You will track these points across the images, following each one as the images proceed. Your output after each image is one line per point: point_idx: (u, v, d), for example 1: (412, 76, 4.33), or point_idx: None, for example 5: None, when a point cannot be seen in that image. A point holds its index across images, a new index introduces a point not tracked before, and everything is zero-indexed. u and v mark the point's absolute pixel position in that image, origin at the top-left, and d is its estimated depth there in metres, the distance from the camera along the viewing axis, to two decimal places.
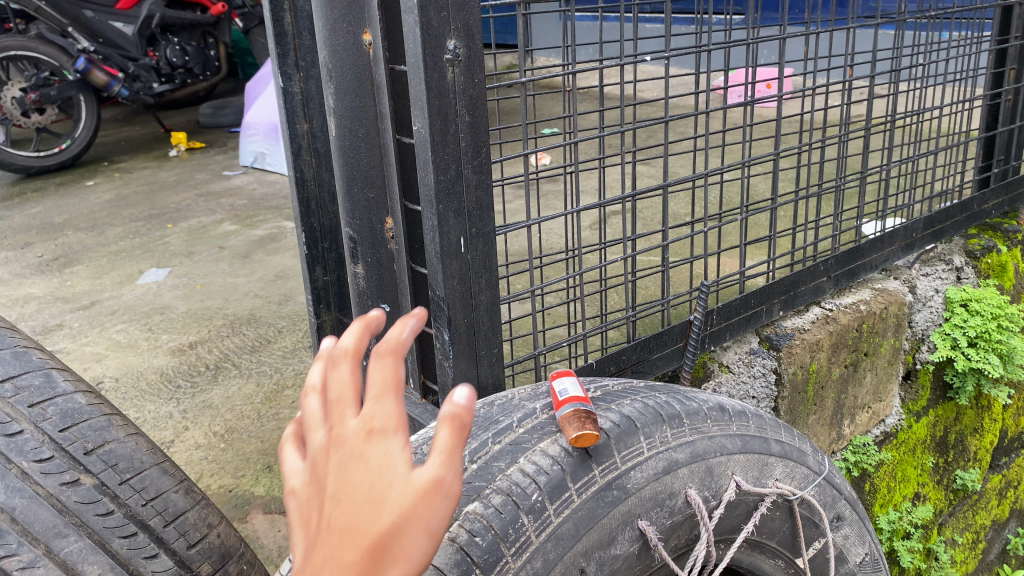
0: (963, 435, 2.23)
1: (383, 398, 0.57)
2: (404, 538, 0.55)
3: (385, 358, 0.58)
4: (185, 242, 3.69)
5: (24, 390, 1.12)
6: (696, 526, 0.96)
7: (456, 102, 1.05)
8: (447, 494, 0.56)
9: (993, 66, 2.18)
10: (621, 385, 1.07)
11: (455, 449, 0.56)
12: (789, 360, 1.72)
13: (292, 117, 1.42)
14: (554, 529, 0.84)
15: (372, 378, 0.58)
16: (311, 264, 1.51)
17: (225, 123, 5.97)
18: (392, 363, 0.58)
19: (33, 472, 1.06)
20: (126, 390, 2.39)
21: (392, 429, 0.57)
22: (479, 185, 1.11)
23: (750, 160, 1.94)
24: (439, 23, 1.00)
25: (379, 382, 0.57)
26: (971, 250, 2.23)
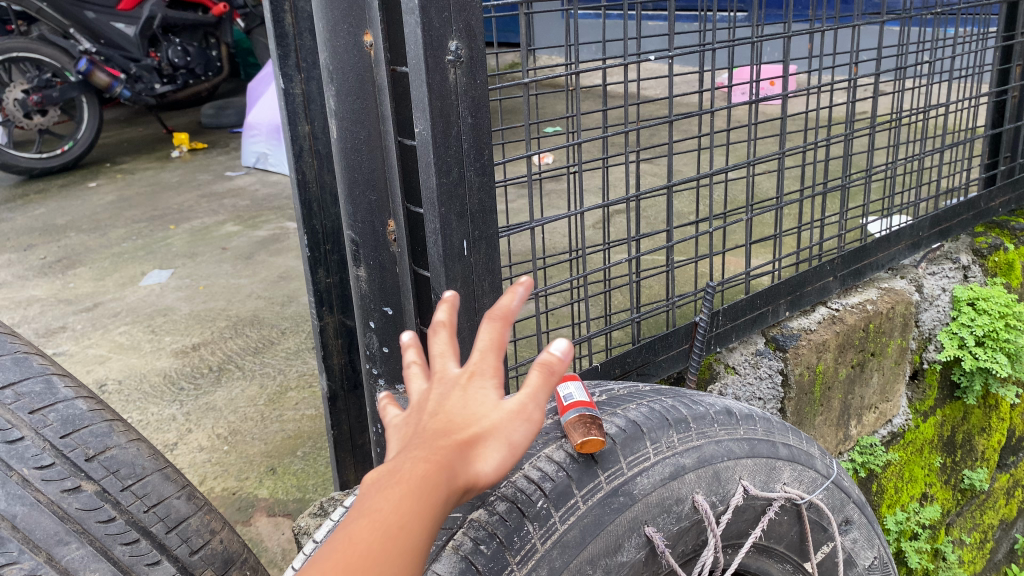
0: (970, 434, 2.21)
1: (487, 347, 0.69)
2: (491, 448, 0.66)
3: (495, 319, 0.70)
4: (187, 243, 3.69)
5: (24, 396, 1.11)
6: (703, 532, 0.95)
7: (458, 104, 1.04)
8: (529, 424, 0.68)
9: (999, 62, 2.16)
10: (627, 389, 1.06)
11: (542, 392, 0.69)
12: (796, 361, 1.70)
13: (294, 119, 1.41)
14: (559, 537, 0.83)
15: (478, 334, 0.70)
16: (313, 267, 1.50)
17: (227, 124, 5.96)
18: (500, 322, 0.70)
19: (34, 479, 1.05)
20: (129, 393, 2.39)
21: (491, 370, 0.69)
22: (481, 187, 1.10)
23: (755, 159, 1.92)
24: (440, 23, 0.99)
25: (485, 338, 0.69)
26: (978, 249, 2.21)
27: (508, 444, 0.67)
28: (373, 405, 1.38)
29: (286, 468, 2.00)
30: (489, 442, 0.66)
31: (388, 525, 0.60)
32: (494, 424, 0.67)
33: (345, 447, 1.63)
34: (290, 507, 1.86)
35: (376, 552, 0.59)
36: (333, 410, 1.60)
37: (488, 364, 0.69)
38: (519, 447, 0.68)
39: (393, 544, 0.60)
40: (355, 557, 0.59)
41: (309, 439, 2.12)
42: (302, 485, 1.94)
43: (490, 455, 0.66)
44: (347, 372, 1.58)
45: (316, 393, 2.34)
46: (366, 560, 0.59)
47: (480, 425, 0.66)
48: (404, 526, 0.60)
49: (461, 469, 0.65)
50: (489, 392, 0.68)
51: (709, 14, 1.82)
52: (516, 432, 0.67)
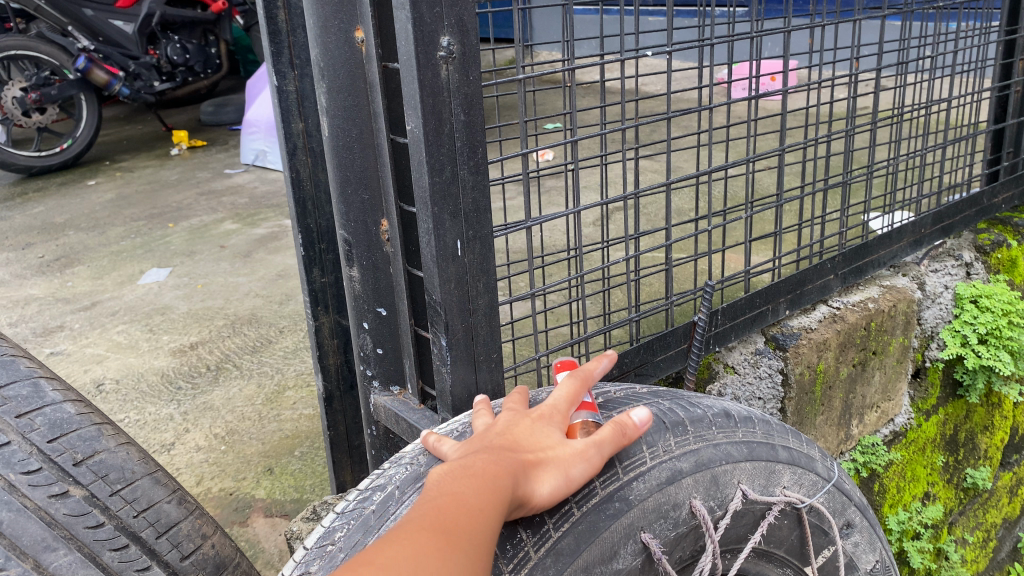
0: (973, 433, 2.19)
1: (563, 398, 0.87)
2: (552, 474, 0.79)
3: (578, 377, 0.91)
4: (186, 241, 3.67)
5: (11, 400, 1.09)
6: (701, 537, 0.94)
7: (450, 101, 1.02)
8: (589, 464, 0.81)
9: (1001, 57, 2.13)
10: (624, 392, 1.05)
11: (609, 444, 0.83)
12: (796, 360, 1.68)
13: (288, 117, 1.39)
14: (553, 544, 0.81)
15: (557, 388, 0.89)
16: (308, 266, 1.48)
17: (226, 121, 5.94)
18: (579, 381, 0.90)
19: (20, 484, 1.03)
20: (127, 392, 2.37)
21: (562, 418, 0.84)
22: (475, 186, 1.08)
23: (755, 155, 1.88)
24: (432, 19, 0.97)
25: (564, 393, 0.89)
26: (981, 246, 2.19)
27: (566, 477, 0.80)
28: (368, 407, 1.37)
29: (283, 468, 1.99)
30: (552, 465, 0.79)
31: (470, 502, 0.70)
32: (558, 451, 0.81)
33: (341, 448, 1.61)
34: (287, 508, 1.84)
35: (461, 524, 0.68)
36: (330, 411, 1.58)
37: (560, 413, 0.86)
38: (574, 483, 0.80)
39: (475, 517, 0.69)
40: (444, 523, 0.67)
41: (307, 439, 2.10)
42: (299, 485, 1.92)
43: (550, 478, 0.79)
44: (342, 372, 1.56)
45: (314, 392, 2.32)
46: (453, 527, 0.67)
47: (547, 452, 0.80)
48: (483, 509, 0.70)
49: (526, 482, 0.76)
50: (558, 432, 0.83)
51: (707, 8, 1.79)
52: (575, 468, 0.80)
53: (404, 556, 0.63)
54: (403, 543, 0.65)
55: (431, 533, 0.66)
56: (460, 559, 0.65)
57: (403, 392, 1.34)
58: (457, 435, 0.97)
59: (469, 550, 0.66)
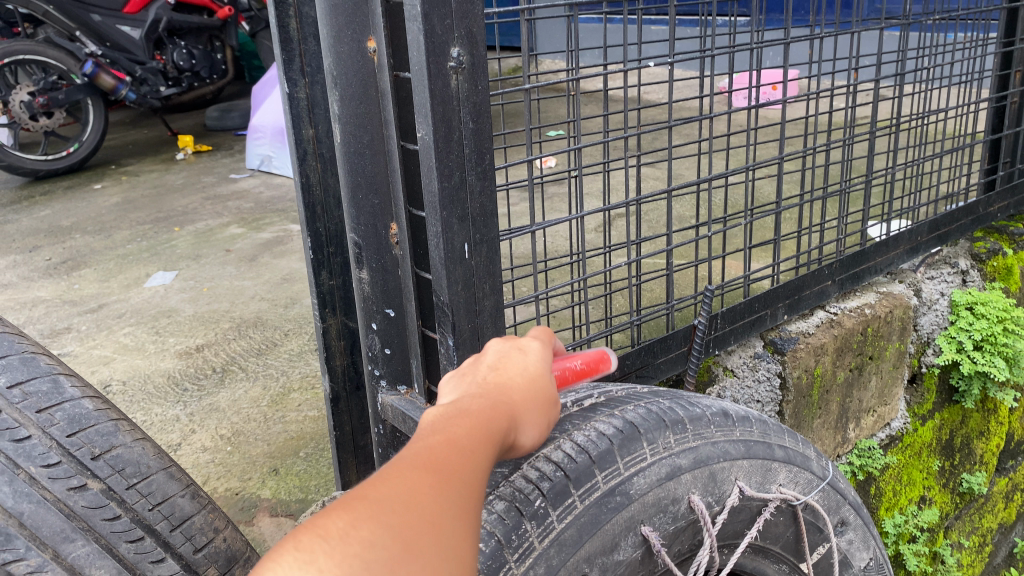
0: (969, 438, 2.23)
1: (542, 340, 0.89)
2: (537, 418, 0.79)
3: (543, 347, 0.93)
4: (192, 245, 3.71)
5: (32, 395, 1.12)
6: (699, 532, 0.97)
7: (459, 109, 1.06)
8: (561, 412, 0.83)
9: (998, 68, 2.17)
10: (626, 391, 1.08)
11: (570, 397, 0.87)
12: (794, 364, 1.72)
13: (298, 123, 1.42)
14: (557, 536, 0.84)
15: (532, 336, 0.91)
16: (316, 269, 1.51)
17: (231, 126, 5.99)
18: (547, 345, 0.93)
19: (41, 477, 1.06)
20: (133, 394, 2.40)
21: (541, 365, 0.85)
22: (483, 192, 1.12)
23: (755, 163, 1.91)
24: (443, 30, 1.01)
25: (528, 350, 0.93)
26: (976, 254, 2.23)
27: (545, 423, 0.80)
28: (375, 407, 1.40)
29: (288, 468, 2.02)
30: (536, 409, 0.79)
31: (462, 443, 0.67)
32: (541, 394, 0.81)
33: (347, 448, 1.64)
34: (292, 507, 1.87)
35: (456, 464, 0.64)
36: (336, 411, 1.61)
37: (543, 356, 0.86)
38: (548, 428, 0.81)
39: (470, 458, 0.65)
40: (439, 459, 0.63)
41: (311, 440, 2.13)
42: (304, 485, 1.95)
43: (534, 423, 0.78)
44: (349, 373, 1.59)
45: (318, 395, 2.36)
46: (450, 466, 0.63)
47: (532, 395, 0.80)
48: (475, 450, 0.67)
49: (512, 423, 0.75)
50: (544, 376, 0.83)
51: (709, 17, 1.81)
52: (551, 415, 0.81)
53: (401, 492, 0.59)
54: (396, 478, 0.60)
55: (426, 471, 0.62)
56: (457, 499, 0.61)
57: (409, 392, 1.38)
58: None
59: (465, 489, 0.62)
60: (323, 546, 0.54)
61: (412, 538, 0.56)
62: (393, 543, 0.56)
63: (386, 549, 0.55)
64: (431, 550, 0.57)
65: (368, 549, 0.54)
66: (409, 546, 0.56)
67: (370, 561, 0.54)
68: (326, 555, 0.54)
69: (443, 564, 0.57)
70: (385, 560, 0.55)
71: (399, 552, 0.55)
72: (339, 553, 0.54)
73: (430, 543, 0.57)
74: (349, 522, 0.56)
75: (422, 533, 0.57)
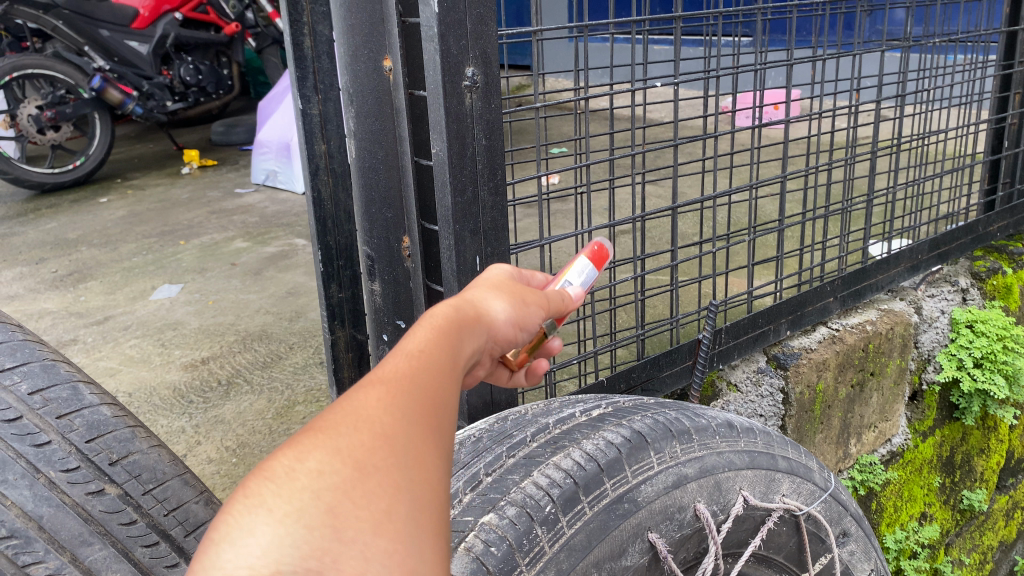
0: (970, 455, 2.25)
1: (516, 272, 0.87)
2: (509, 299, 0.76)
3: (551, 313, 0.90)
4: (197, 259, 3.73)
5: (52, 401, 1.15)
6: (704, 540, 1.00)
7: (473, 126, 1.11)
8: (544, 301, 0.80)
9: (997, 90, 2.21)
10: (633, 403, 1.11)
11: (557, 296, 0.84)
12: (797, 379, 1.75)
13: (311, 139, 1.45)
14: (567, 540, 0.87)
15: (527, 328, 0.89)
16: (326, 281, 1.53)
17: (237, 141, 6.03)
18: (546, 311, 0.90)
19: (60, 481, 1.08)
20: (140, 405, 2.42)
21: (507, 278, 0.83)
22: (495, 206, 1.17)
23: (758, 181, 1.93)
24: (458, 51, 1.06)
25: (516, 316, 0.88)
26: (976, 272, 2.26)
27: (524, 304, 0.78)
28: None
29: None
30: (505, 296, 0.76)
31: (414, 348, 0.60)
32: (508, 287, 0.79)
33: None
34: None
35: (409, 369, 0.57)
36: None
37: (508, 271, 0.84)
38: (530, 311, 0.78)
39: (423, 359, 0.59)
40: (385, 370, 0.56)
41: None
42: None
43: (506, 303, 0.75)
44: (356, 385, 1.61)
45: (323, 408, 2.38)
46: (400, 372, 0.56)
47: (497, 287, 0.78)
48: (431, 354, 0.60)
49: (483, 310, 0.72)
50: (506, 279, 0.81)
51: (714, 38, 1.84)
52: (529, 299, 0.79)
53: (349, 409, 0.52)
54: (340, 398, 0.53)
55: (373, 382, 0.55)
56: (414, 404, 0.54)
57: None
58: (475, 440, 1.05)
59: (422, 393, 0.56)
60: (268, 487, 0.47)
61: (367, 455, 0.50)
62: (346, 466, 0.49)
63: (341, 473, 0.49)
64: (392, 464, 0.51)
65: (317, 479, 0.48)
66: (365, 465, 0.50)
67: (322, 489, 0.48)
68: (275, 495, 0.47)
69: (411, 476, 0.51)
70: (340, 485, 0.48)
71: (354, 470, 0.49)
72: (288, 490, 0.47)
73: (389, 458, 0.51)
74: (294, 455, 0.49)
75: (377, 448, 0.51)
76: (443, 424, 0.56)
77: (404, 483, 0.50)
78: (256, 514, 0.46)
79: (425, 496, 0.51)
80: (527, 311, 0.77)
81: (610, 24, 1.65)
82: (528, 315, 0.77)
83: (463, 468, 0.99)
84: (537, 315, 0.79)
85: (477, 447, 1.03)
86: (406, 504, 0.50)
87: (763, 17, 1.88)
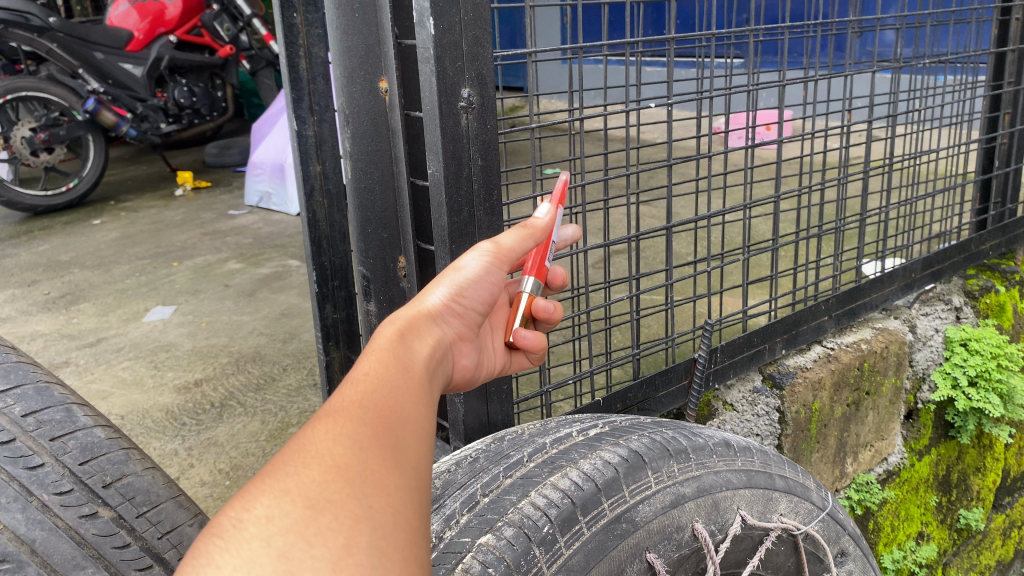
0: (965, 474, 2.25)
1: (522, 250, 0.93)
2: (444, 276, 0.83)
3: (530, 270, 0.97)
4: (190, 280, 3.72)
5: (46, 424, 1.15)
6: (703, 559, 1.00)
7: (469, 147, 1.12)
8: (482, 252, 0.85)
9: (988, 110, 2.23)
10: (630, 422, 1.11)
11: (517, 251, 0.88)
12: (793, 399, 1.75)
13: (307, 160, 1.45)
14: (565, 561, 0.86)
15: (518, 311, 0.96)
16: (321, 302, 1.53)
17: (231, 162, 6.03)
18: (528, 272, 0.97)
19: (53, 504, 1.07)
20: (133, 427, 2.40)
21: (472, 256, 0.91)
22: (490, 226, 1.17)
23: (752, 202, 1.93)
24: (454, 72, 1.07)
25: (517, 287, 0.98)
26: (970, 290, 2.28)
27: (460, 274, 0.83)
28: None
29: None
30: (440, 277, 0.83)
31: (363, 373, 0.65)
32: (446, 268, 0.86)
33: None
34: None
35: (357, 399, 0.61)
36: None
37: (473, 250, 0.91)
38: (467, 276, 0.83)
39: (370, 384, 0.63)
40: (334, 405, 0.60)
41: None
42: None
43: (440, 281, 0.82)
44: None
45: None
46: (349, 403, 0.61)
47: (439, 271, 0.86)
48: (380, 376, 0.65)
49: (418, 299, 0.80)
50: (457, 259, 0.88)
51: (706, 59, 1.84)
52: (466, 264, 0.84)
53: (297, 450, 0.56)
54: (292, 441, 0.57)
55: (322, 420, 0.59)
56: (363, 431, 0.58)
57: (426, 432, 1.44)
58: (472, 460, 1.05)
59: (370, 420, 0.60)
60: (217, 544, 0.50)
61: (318, 493, 0.53)
62: (296, 506, 0.52)
63: (292, 515, 0.52)
64: (345, 496, 0.54)
65: (267, 525, 0.51)
66: (316, 502, 0.53)
67: (271, 535, 0.50)
68: (222, 551, 0.50)
69: (367, 502, 0.54)
70: (292, 526, 0.51)
71: (305, 507, 0.52)
72: (236, 544, 0.50)
73: (341, 490, 0.54)
74: (241, 508, 0.52)
75: (328, 484, 0.54)
76: (398, 441, 0.60)
77: (360, 513, 0.53)
78: (207, 572, 0.49)
79: (383, 522, 0.54)
80: (464, 283, 0.83)
81: (604, 46, 1.65)
82: (462, 278, 0.83)
83: (461, 488, 0.98)
84: (478, 270, 0.84)
85: (474, 468, 1.02)
86: (364, 533, 0.53)
87: (755, 37, 1.88)
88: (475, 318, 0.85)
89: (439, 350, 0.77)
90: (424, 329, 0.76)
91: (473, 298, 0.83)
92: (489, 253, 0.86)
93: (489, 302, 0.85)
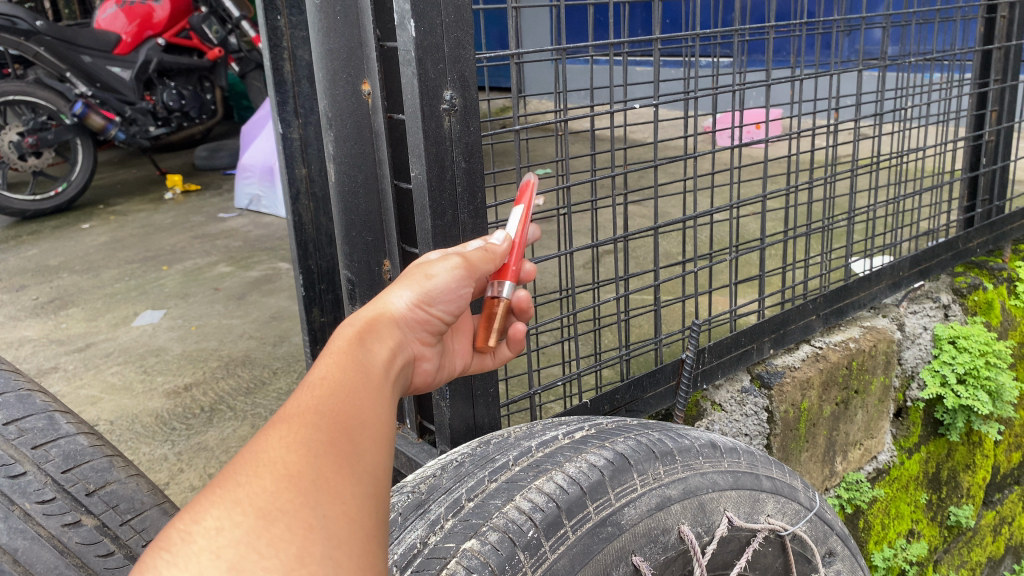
0: (955, 471, 2.25)
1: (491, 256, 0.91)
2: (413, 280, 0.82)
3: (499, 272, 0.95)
4: (180, 284, 3.71)
5: (28, 432, 1.15)
6: (690, 562, 0.99)
7: (452, 149, 1.11)
8: (452, 261, 0.85)
9: (974, 108, 2.23)
10: (615, 424, 1.11)
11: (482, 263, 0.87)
12: (781, 399, 1.75)
13: (292, 162, 1.44)
14: (549, 565, 0.86)
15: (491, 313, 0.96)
16: (308, 306, 1.52)
17: (220, 165, 6.01)
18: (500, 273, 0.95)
19: (35, 513, 1.06)
20: (122, 433, 2.38)
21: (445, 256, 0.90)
22: (474, 228, 1.17)
23: (739, 201, 1.92)
24: (436, 75, 1.06)
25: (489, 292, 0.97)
26: (958, 288, 2.28)
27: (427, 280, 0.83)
28: None
29: None
30: (406, 280, 0.82)
31: (318, 378, 0.64)
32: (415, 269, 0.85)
33: None
34: None
35: (313, 404, 0.61)
36: None
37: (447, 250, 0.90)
38: (435, 283, 0.82)
39: (324, 388, 0.63)
40: (289, 411, 0.60)
41: None
42: None
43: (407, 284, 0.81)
44: None
45: None
46: (304, 409, 0.60)
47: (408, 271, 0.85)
48: (337, 381, 0.64)
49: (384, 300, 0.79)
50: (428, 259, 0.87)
51: (692, 59, 1.83)
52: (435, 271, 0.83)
53: (248, 459, 0.56)
54: (245, 450, 0.57)
55: (276, 427, 0.58)
56: (318, 438, 0.58)
57: (422, 438, 1.43)
58: (457, 464, 1.04)
59: (325, 427, 0.59)
60: (164, 558, 0.50)
61: (270, 503, 0.53)
62: (247, 517, 0.52)
63: (243, 526, 0.51)
64: (299, 506, 0.54)
65: (217, 537, 0.51)
66: (268, 512, 0.52)
67: (221, 547, 0.50)
68: (170, 565, 0.50)
69: (321, 512, 0.54)
70: (242, 538, 0.51)
71: (255, 518, 0.52)
72: (184, 557, 0.50)
73: (295, 500, 0.54)
74: (190, 519, 0.52)
75: (281, 494, 0.54)
76: (355, 446, 0.59)
77: (314, 522, 0.53)
78: None
79: (338, 531, 0.54)
80: (431, 290, 0.82)
81: (590, 46, 1.64)
82: (428, 285, 0.82)
83: (445, 493, 0.98)
84: (447, 278, 0.83)
85: (458, 472, 1.02)
86: (319, 542, 0.53)
87: (741, 35, 1.87)
88: (440, 324, 0.84)
89: (400, 353, 0.76)
90: (385, 331, 0.76)
91: (439, 305, 0.83)
92: (457, 263, 0.85)
93: (454, 311, 0.85)
